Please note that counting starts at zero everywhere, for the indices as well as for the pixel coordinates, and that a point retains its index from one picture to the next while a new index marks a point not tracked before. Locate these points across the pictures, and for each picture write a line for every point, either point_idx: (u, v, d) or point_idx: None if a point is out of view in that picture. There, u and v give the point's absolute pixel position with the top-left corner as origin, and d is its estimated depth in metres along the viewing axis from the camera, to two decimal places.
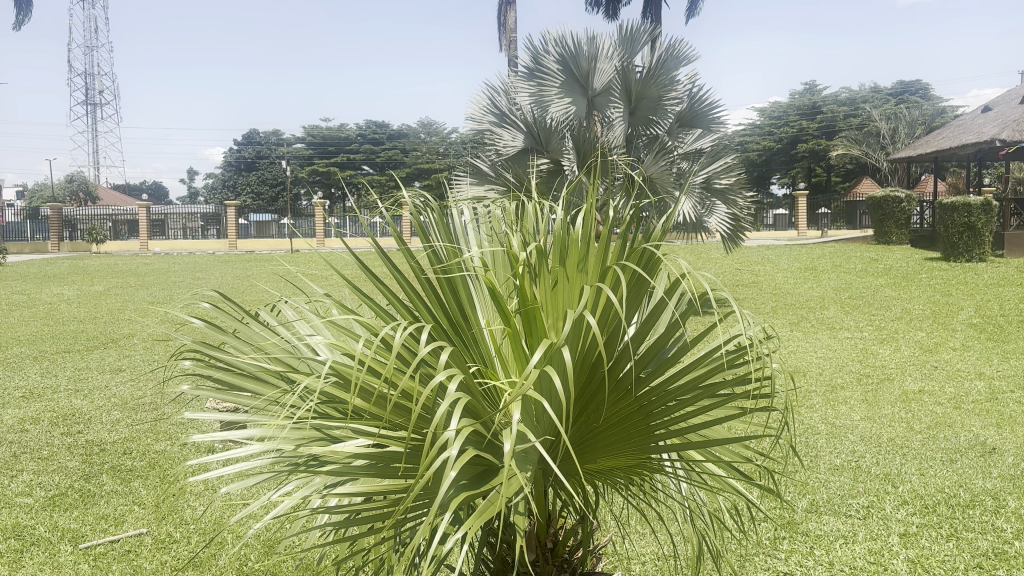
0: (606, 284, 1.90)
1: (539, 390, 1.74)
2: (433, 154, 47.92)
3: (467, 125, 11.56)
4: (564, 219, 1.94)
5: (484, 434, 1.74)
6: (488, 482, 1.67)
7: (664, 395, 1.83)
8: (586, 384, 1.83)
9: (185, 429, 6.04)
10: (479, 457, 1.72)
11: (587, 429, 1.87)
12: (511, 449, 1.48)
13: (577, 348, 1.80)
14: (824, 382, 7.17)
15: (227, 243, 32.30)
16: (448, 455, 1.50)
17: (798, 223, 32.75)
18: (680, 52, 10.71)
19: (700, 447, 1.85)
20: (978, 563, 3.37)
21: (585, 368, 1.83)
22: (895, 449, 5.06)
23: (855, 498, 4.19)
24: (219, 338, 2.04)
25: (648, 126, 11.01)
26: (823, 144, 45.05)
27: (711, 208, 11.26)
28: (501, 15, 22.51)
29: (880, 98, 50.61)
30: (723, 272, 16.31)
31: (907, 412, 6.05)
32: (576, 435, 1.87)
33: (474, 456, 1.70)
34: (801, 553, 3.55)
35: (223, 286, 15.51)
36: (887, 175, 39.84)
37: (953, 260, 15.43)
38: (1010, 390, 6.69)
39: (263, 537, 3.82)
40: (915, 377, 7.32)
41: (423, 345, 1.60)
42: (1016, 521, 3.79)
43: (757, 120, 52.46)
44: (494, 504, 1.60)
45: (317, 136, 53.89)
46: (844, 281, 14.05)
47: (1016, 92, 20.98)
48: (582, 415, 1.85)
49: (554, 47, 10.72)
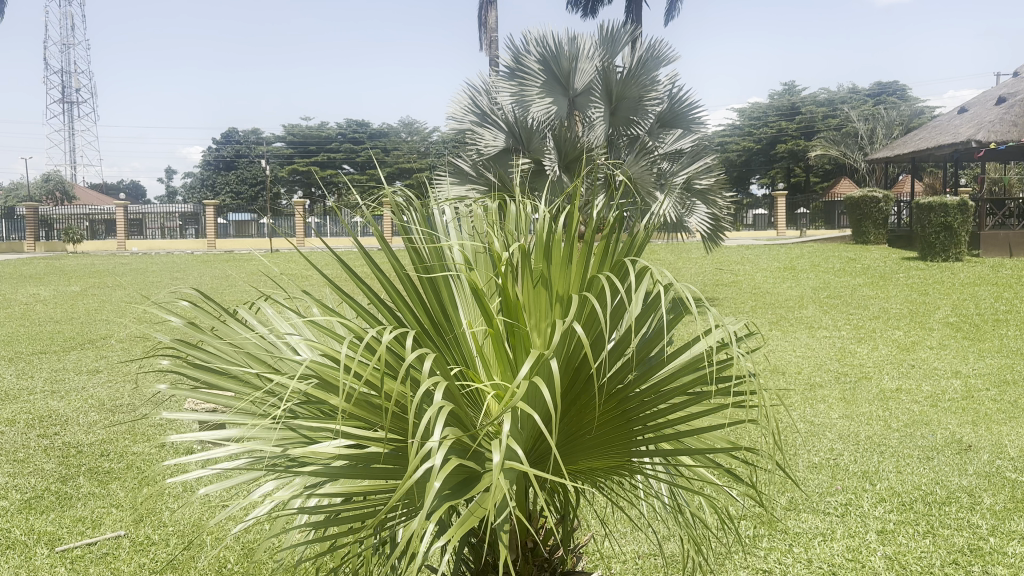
0: (590, 289, 1.90)
1: (523, 395, 1.74)
2: (414, 154, 47.81)
3: (448, 124, 11.52)
4: (547, 220, 1.94)
5: (470, 443, 1.73)
6: (469, 489, 1.66)
7: (646, 400, 1.84)
8: (570, 387, 1.85)
9: (162, 430, 5.98)
10: (462, 465, 1.71)
11: (567, 431, 1.88)
12: (498, 462, 1.48)
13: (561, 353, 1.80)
14: (803, 380, 7.23)
15: (206, 243, 31.98)
16: (431, 465, 1.49)
17: (777, 223, 33.02)
18: (660, 53, 10.74)
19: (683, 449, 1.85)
20: (954, 559, 3.41)
21: (568, 371, 1.83)
22: (873, 447, 5.12)
23: (833, 495, 4.23)
24: (197, 336, 2.02)
25: (628, 126, 11.04)
26: (802, 144, 45.43)
27: (691, 208, 11.35)
28: (482, 14, 22.48)
29: (859, 99, 51.14)
30: (704, 272, 16.40)
31: (884, 411, 6.12)
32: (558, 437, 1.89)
33: (457, 464, 1.68)
34: (780, 550, 3.58)
35: (202, 285, 15.36)
36: (866, 175, 40.29)
37: (930, 260, 15.61)
38: (985, 388, 6.79)
39: (243, 539, 3.79)
40: (892, 375, 7.40)
41: (408, 351, 1.59)
42: (991, 518, 3.84)
43: (737, 121, 52.81)
44: (477, 512, 1.58)
45: (298, 135, 53.59)
46: (822, 280, 14.18)
47: (991, 94, 21.28)
48: (564, 418, 1.87)
49: (535, 46, 10.72)
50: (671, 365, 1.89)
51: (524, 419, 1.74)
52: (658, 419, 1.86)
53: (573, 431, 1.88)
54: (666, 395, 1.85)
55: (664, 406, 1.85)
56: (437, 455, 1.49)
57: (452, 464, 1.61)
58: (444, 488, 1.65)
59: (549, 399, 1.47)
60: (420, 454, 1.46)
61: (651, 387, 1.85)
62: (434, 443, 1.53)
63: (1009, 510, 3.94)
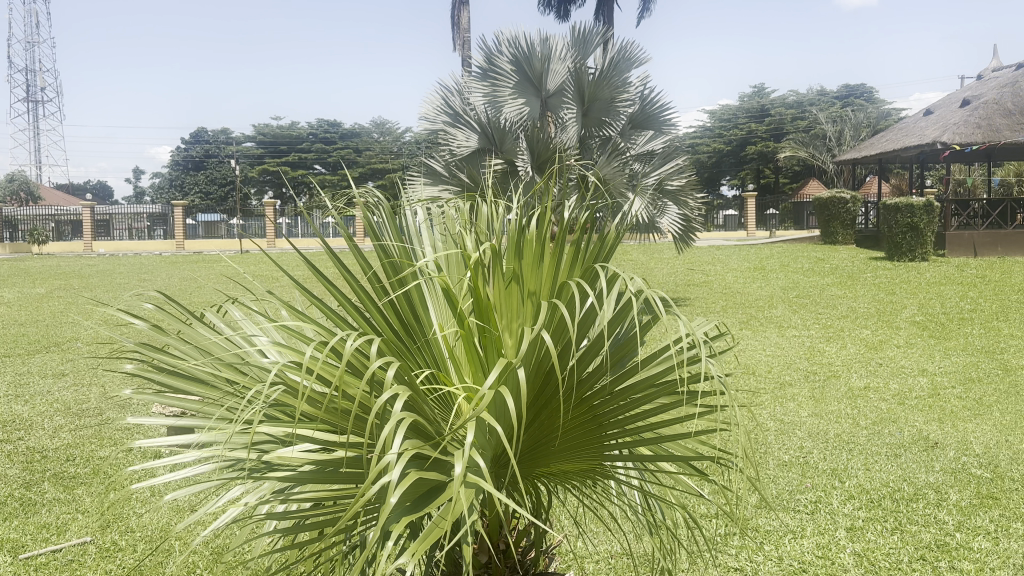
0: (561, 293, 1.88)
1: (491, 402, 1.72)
2: (387, 154, 47.57)
3: (421, 124, 11.48)
4: (519, 220, 1.92)
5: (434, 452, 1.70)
6: (434, 498, 1.64)
7: (617, 403, 1.83)
8: (540, 391, 1.82)
9: (130, 433, 5.87)
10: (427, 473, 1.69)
11: (536, 434, 1.86)
12: (461, 474, 1.46)
13: (531, 359, 1.78)
14: (773, 379, 7.31)
15: (175, 244, 31.51)
16: (389, 481, 1.47)
17: (747, 224, 33.37)
18: (632, 55, 10.80)
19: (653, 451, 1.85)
20: (922, 555, 3.46)
21: (539, 376, 1.81)
22: (842, 445, 5.18)
23: (803, 493, 4.27)
24: (162, 340, 1.97)
25: (600, 128, 11.07)
26: (772, 146, 45.96)
27: (663, 209, 11.40)
28: (455, 13, 22.41)
29: (827, 101, 51.85)
30: (676, 272, 16.52)
31: (853, 409, 6.20)
32: (529, 440, 1.87)
33: (420, 474, 1.66)
34: (750, 548, 3.60)
35: (171, 287, 15.13)
36: (834, 176, 40.85)
37: (897, 259, 15.86)
38: (951, 386, 6.91)
39: (213, 544, 3.74)
40: (861, 374, 7.51)
41: (372, 359, 1.56)
42: (958, 514, 3.90)
43: (708, 123, 53.27)
44: (439, 524, 1.56)
45: (268, 135, 53.07)
46: (792, 280, 14.35)
47: (956, 96, 21.67)
48: (535, 422, 1.85)
49: (507, 47, 10.67)
50: (642, 368, 1.88)
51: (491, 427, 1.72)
52: (627, 422, 1.86)
53: (542, 436, 1.87)
54: (636, 397, 1.83)
55: (633, 408, 1.84)
56: (394, 470, 1.46)
57: (413, 476, 1.58)
58: (408, 499, 1.62)
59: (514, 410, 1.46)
60: (379, 467, 1.44)
61: (622, 389, 1.84)
62: (393, 456, 1.50)
63: (974, 506, 4.01)
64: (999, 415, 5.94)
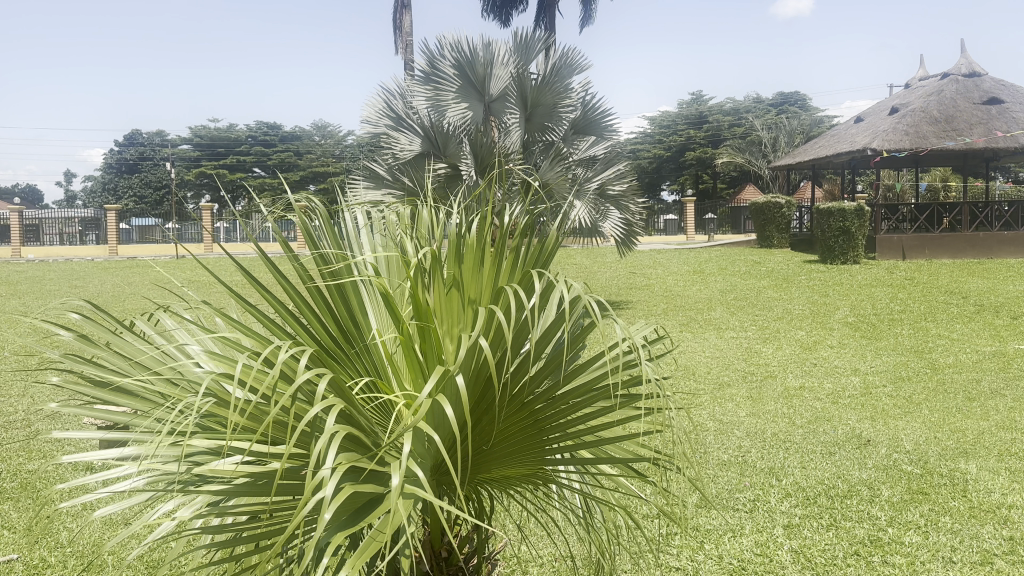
0: (499, 301, 1.88)
1: (430, 412, 1.69)
2: (328, 158, 46.93)
3: (363, 127, 11.36)
4: (459, 225, 1.90)
5: (368, 466, 1.65)
6: (371, 511, 1.60)
7: (558, 408, 1.83)
8: (480, 400, 1.81)
9: (58, 446, 5.63)
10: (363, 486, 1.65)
11: (477, 440, 1.85)
12: (398, 486, 1.43)
13: (470, 368, 1.76)
14: (712, 380, 7.44)
15: (108, 249, 30.48)
16: (323, 496, 1.42)
17: (687, 228, 33.99)
18: (573, 61, 10.86)
19: (593, 453, 1.85)
20: (856, 550, 3.56)
21: (478, 383, 1.79)
22: (778, 444, 5.30)
23: (742, 492, 4.35)
24: (90, 352, 1.89)
25: (543, 132, 11.24)
26: (710, 153, 46.94)
27: (606, 213, 11.50)
28: (397, 16, 22.25)
29: (763, 108, 53.18)
30: (618, 275, 16.72)
31: (789, 408, 6.35)
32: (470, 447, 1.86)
33: (355, 488, 1.62)
34: (691, 547, 3.65)
35: (102, 294, 14.62)
36: (770, 182, 41.97)
37: (830, 262, 16.35)
38: (881, 385, 7.15)
39: (147, 559, 3.61)
40: (796, 374, 7.70)
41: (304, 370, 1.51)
42: (889, 510, 4.02)
43: (648, 129, 54.11)
44: (377, 538, 1.53)
45: (206, 138, 51.83)
46: (730, 282, 14.66)
47: (884, 104, 22.47)
48: (475, 429, 1.84)
49: (449, 52, 10.54)
50: (583, 372, 1.88)
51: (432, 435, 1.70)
52: (567, 425, 1.86)
53: (483, 442, 1.86)
54: (577, 400, 1.84)
55: (574, 411, 1.84)
56: (330, 484, 1.42)
57: (349, 489, 1.54)
58: (343, 514, 1.58)
59: (451, 420, 1.44)
60: (313, 483, 1.40)
61: (563, 393, 1.84)
62: (327, 470, 1.46)
63: (906, 501, 4.14)
64: (927, 412, 6.16)
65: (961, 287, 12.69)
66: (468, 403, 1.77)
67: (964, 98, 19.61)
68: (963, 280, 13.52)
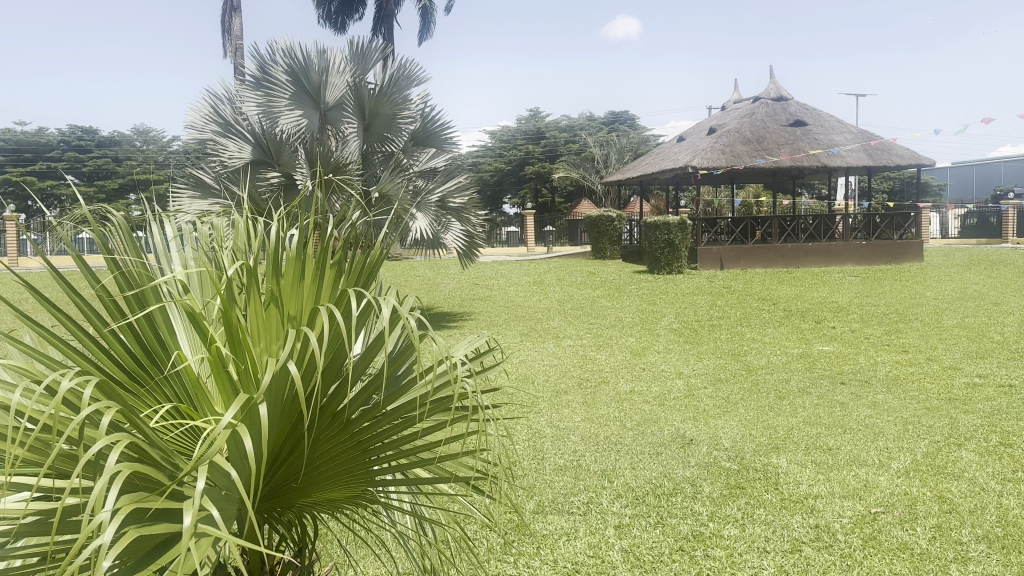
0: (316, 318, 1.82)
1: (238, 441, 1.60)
2: (152, 166, 44.00)
3: (188, 133, 10.68)
4: (276, 239, 1.82)
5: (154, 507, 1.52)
6: (166, 552, 1.49)
7: (380, 427, 1.80)
8: (293, 426, 1.73)
9: None
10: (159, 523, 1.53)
11: (292, 465, 1.78)
12: (190, 527, 1.35)
13: (283, 391, 1.68)
14: (550, 387, 7.63)
15: None
16: (101, 543, 1.30)
17: (527, 240, 34.85)
18: (411, 73, 10.84)
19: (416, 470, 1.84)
20: (680, 545, 3.75)
21: (291, 409, 1.71)
22: (610, 447, 5.50)
23: (576, 495, 4.47)
24: None
25: (382, 143, 11.14)
26: (548, 168, 48.43)
27: (447, 225, 11.47)
28: (226, 19, 21.29)
29: (595, 125, 55.58)
30: (459, 286, 16.84)
31: (620, 411, 6.63)
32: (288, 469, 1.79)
33: (142, 528, 1.49)
34: (528, 553, 3.71)
35: None
36: (603, 197, 43.89)
37: (658, 272, 17.30)
38: (703, 386, 7.63)
39: None
40: (627, 379, 8.06)
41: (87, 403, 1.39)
42: (710, 505, 4.28)
43: (487, 143, 55.03)
44: None
45: (8, 141, 47.07)
46: (567, 292, 15.15)
47: (703, 125, 24.17)
48: (289, 454, 1.76)
49: (281, 57, 10.15)
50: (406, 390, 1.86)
51: (241, 466, 1.63)
52: (391, 442, 1.83)
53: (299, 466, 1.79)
54: (398, 419, 1.81)
55: (395, 430, 1.81)
56: (107, 531, 1.29)
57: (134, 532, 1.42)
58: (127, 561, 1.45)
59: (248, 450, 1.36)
60: (87, 531, 1.27)
61: (385, 411, 1.80)
62: (108, 513, 1.34)
63: (725, 496, 4.42)
64: (742, 410, 6.64)
65: (772, 295, 13.84)
66: (280, 428, 1.70)
67: (772, 122, 21.45)
68: (772, 288, 14.75)
